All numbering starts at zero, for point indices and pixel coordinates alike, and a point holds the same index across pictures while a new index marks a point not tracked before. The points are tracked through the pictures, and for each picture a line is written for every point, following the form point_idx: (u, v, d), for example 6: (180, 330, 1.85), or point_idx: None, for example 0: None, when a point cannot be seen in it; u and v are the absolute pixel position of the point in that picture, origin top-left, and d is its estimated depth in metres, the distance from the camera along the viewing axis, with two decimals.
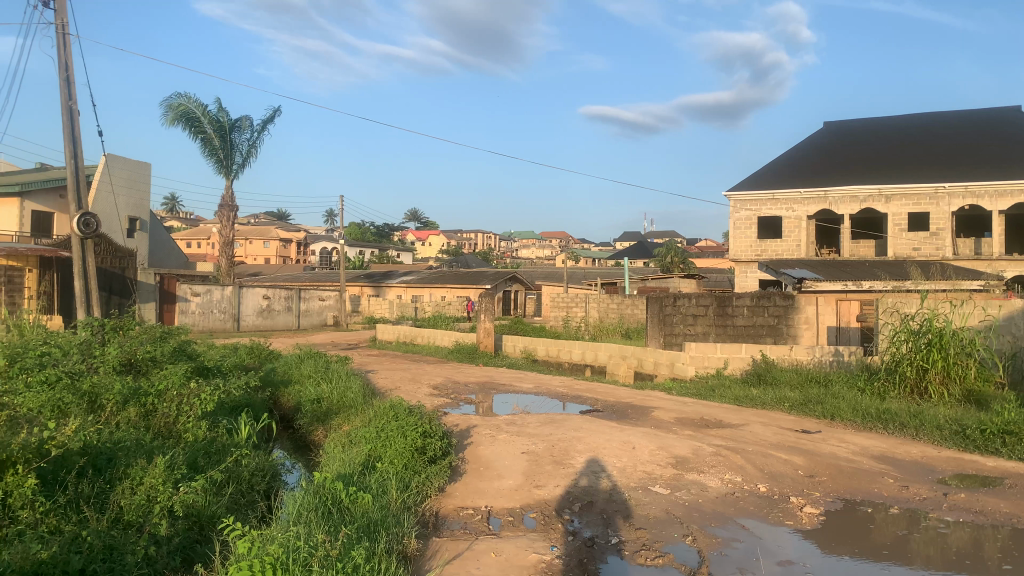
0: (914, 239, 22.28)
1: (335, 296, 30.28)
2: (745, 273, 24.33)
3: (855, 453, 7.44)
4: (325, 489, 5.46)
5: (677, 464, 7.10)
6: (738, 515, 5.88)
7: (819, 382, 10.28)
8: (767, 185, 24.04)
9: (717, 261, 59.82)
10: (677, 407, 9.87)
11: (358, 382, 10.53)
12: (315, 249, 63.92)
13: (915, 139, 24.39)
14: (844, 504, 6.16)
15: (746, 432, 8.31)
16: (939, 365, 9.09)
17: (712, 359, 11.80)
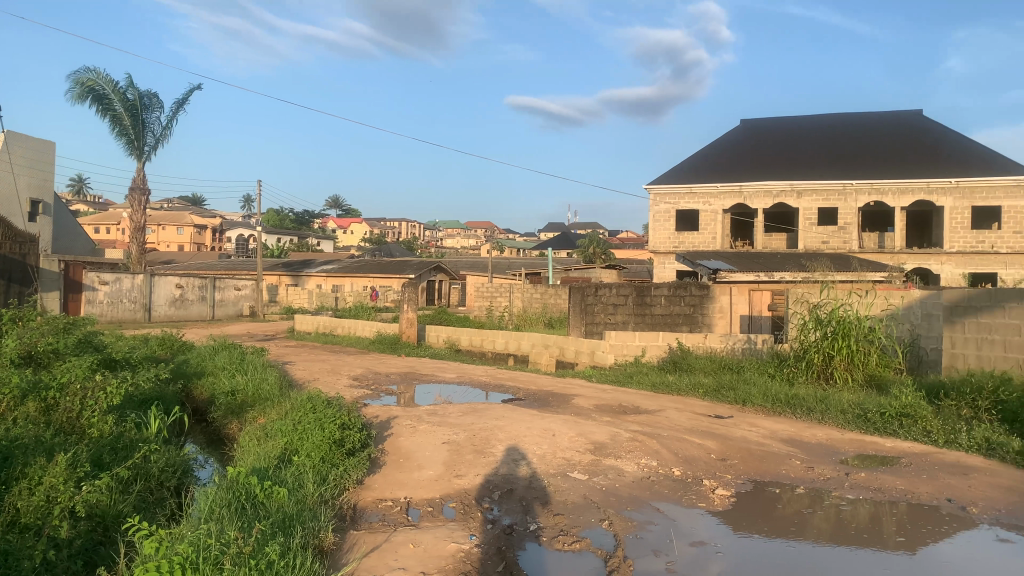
0: (823, 233, 23.24)
1: (250, 285, 29.48)
2: (664, 264, 24.94)
3: (765, 437, 7.74)
4: (239, 484, 5.34)
5: (595, 450, 7.24)
6: (654, 499, 6.04)
7: (732, 368, 10.65)
8: (685, 179, 24.62)
9: (636, 253, 61.06)
10: (596, 394, 10.05)
11: (274, 373, 10.30)
12: (231, 236, 62.10)
13: (825, 139, 25.44)
14: (753, 486, 6.40)
15: (662, 418, 8.53)
16: (844, 352, 9.55)
17: (631, 347, 12.08)
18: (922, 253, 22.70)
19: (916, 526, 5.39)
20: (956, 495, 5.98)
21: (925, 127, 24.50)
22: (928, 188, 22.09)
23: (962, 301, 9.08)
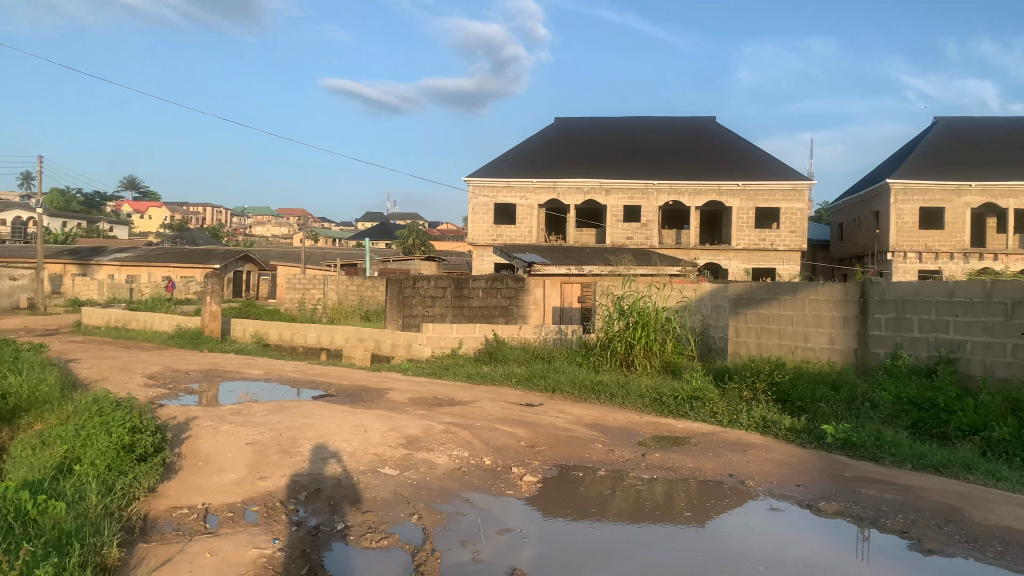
0: (628, 230, 24.71)
1: (28, 275, 26.53)
2: (482, 257, 25.45)
3: (572, 422, 8.14)
4: (6, 500, 4.82)
5: (407, 444, 7.27)
6: (464, 490, 6.17)
7: (543, 357, 11.06)
8: (502, 174, 25.17)
9: (454, 245, 61.70)
10: (411, 387, 10.07)
11: (54, 373, 9.37)
12: (6, 218, 55.45)
13: (631, 140, 27.02)
14: (559, 471, 6.69)
15: (475, 409, 8.72)
16: (643, 341, 10.21)
17: (448, 339, 12.16)
18: (713, 251, 24.78)
19: (704, 500, 5.63)
20: (738, 471, 6.09)
21: (717, 134, 26.77)
22: (719, 190, 24.23)
23: (745, 294, 9.29)
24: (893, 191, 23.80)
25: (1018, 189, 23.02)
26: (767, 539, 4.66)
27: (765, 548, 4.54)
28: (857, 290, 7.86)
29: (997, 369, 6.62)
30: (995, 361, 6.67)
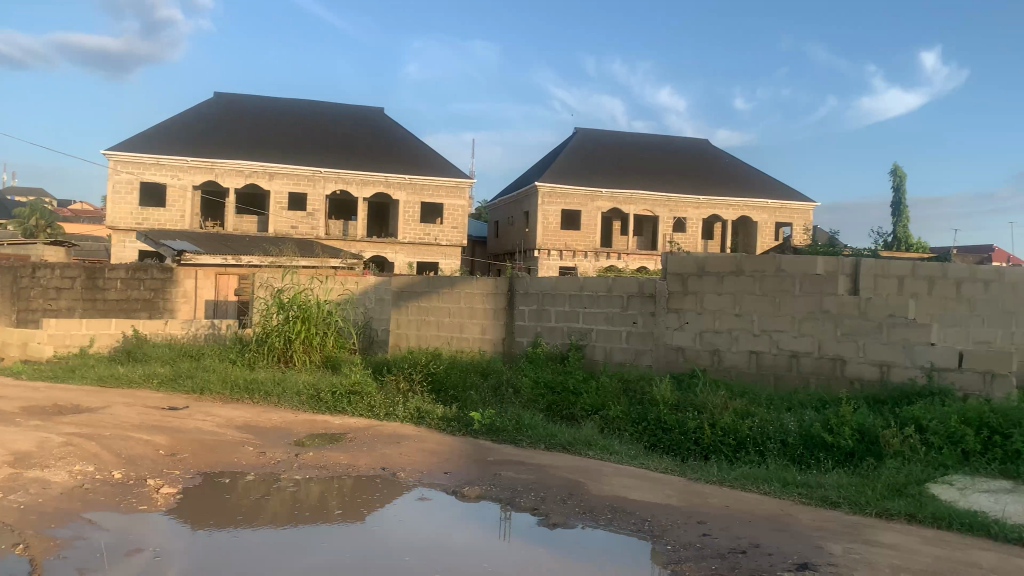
0: (293, 218, 24.08)
1: None
2: (124, 243, 22.97)
3: (219, 425, 7.18)
4: None
5: (15, 462, 6.00)
6: (86, 510, 5.02)
7: (192, 355, 10.20)
8: (150, 149, 22.77)
9: (96, 228, 54.66)
10: (23, 394, 8.58)
11: None
12: None
13: (297, 124, 26.18)
14: (203, 479, 5.66)
15: (106, 415, 7.68)
16: (303, 335, 9.53)
17: (75, 336, 10.68)
18: (379, 244, 25.15)
19: (359, 496, 5.03)
20: (392, 462, 5.64)
21: (385, 127, 27.20)
22: (386, 182, 24.60)
23: (406, 285, 9.00)
24: (541, 194, 26.15)
25: (636, 198, 26.72)
26: (415, 531, 4.34)
27: (411, 540, 4.22)
28: (505, 285, 8.27)
29: (614, 355, 7.31)
30: (614, 347, 7.35)
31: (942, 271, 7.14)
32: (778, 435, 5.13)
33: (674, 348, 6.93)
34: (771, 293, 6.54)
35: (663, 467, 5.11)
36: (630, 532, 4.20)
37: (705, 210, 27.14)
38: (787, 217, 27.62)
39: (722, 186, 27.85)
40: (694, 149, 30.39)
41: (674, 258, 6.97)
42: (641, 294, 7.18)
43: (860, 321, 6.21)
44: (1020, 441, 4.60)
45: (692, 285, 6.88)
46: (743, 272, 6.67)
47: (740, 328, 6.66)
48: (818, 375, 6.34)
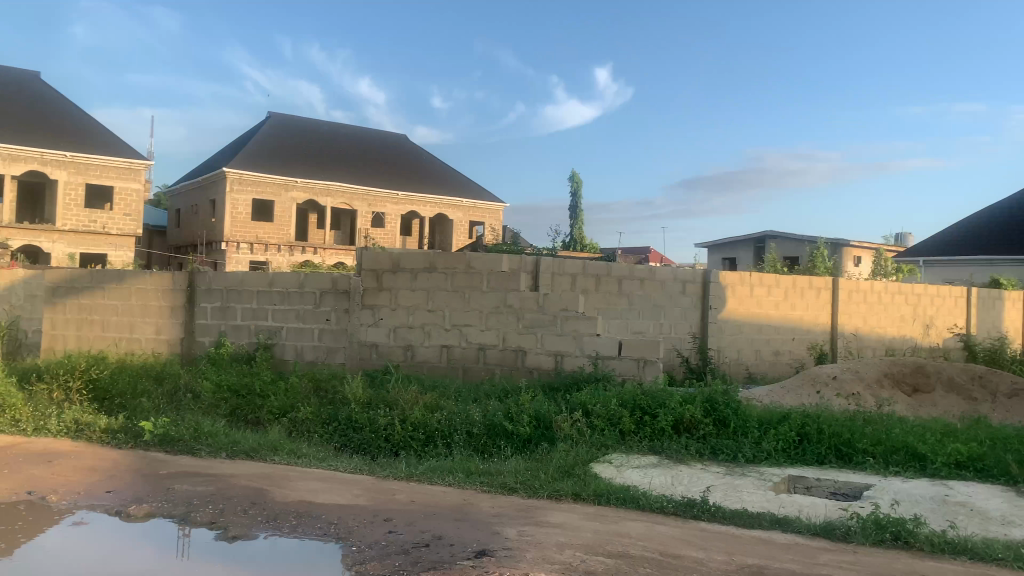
0: None
1: None
2: None
3: None
4: None
5: None
6: None
7: None
8: None
9: None
10: None
11: None
12: None
13: None
14: None
15: None
16: None
17: None
18: (32, 229, 22.05)
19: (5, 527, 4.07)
20: (40, 487, 4.72)
21: (43, 92, 23.59)
22: (41, 159, 21.67)
23: (65, 280, 7.72)
24: (229, 180, 23.68)
25: (333, 189, 25.46)
26: (74, 560, 3.63)
27: (71, 570, 3.51)
28: (184, 280, 7.54)
29: (305, 353, 7.04)
30: (304, 345, 7.08)
31: (608, 270, 8.27)
32: (464, 427, 5.31)
33: (368, 344, 6.90)
34: (461, 289, 6.80)
35: (353, 467, 5.03)
36: (311, 537, 4.04)
37: (402, 206, 26.96)
38: (479, 216, 28.72)
39: (420, 183, 27.85)
40: (391, 140, 29.80)
41: (368, 254, 6.92)
42: (335, 291, 6.98)
43: (537, 314, 6.68)
44: (663, 420, 5.26)
45: (386, 281, 6.88)
46: (435, 269, 6.84)
47: (432, 323, 6.82)
48: (502, 365, 6.72)
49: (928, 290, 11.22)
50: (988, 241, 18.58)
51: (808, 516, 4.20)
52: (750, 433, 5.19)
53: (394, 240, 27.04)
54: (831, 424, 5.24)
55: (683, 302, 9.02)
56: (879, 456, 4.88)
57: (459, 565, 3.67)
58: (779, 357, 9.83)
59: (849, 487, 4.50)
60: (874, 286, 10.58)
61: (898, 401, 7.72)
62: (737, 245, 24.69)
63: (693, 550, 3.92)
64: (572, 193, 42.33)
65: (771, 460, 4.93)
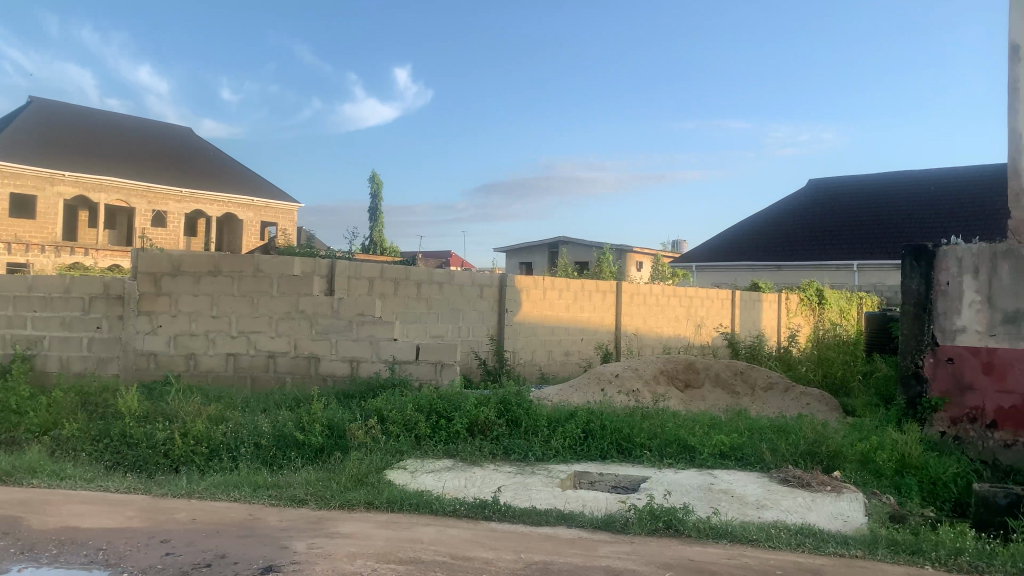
0: None
1: None
2: None
3: None
4: None
5: None
6: None
7: None
8: None
9: None
10: None
11: None
12: None
13: None
14: None
15: None
16: None
17: None
18: None
19: None
20: None
21: None
22: None
23: None
24: None
25: (105, 185, 22.04)
26: None
27: None
28: None
29: (72, 364, 6.54)
30: (71, 356, 6.58)
31: (405, 274, 8.39)
32: (250, 439, 5.30)
33: (145, 354, 6.64)
34: (249, 293, 6.78)
35: (125, 486, 4.69)
36: (76, 566, 3.39)
37: (187, 204, 23.87)
38: (271, 218, 26.15)
39: (207, 180, 24.88)
40: (175, 133, 26.49)
41: (144, 256, 6.64)
42: (106, 296, 6.58)
43: (332, 320, 6.84)
44: (459, 423, 5.64)
45: (166, 286, 6.66)
46: (220, 272, 6.76)
47: (217, 330, 6.74)
48: (293, 373, 6.81)
49: (700, 292, 12.68)
50: (751, 247, 20.52)
51: (591, 511, 4.39)
52: (538, 432, 5.69)
53: (179, 241, 23.90)
54: (612, 420, 5.85)
55: (481, 305, 9.27)
56: (655, 450, 5.49)
57: None
58: (569, 358, 10.41)
59: (627, 481, 5.00)
60: (651, 289, 11.69)
61: (671, 395, 8.48)
62: (534, 249, 25.73)
63: (484, 551, 3.71)
64: (372, 195, 42.15)
65: (559, 457, 5.43)
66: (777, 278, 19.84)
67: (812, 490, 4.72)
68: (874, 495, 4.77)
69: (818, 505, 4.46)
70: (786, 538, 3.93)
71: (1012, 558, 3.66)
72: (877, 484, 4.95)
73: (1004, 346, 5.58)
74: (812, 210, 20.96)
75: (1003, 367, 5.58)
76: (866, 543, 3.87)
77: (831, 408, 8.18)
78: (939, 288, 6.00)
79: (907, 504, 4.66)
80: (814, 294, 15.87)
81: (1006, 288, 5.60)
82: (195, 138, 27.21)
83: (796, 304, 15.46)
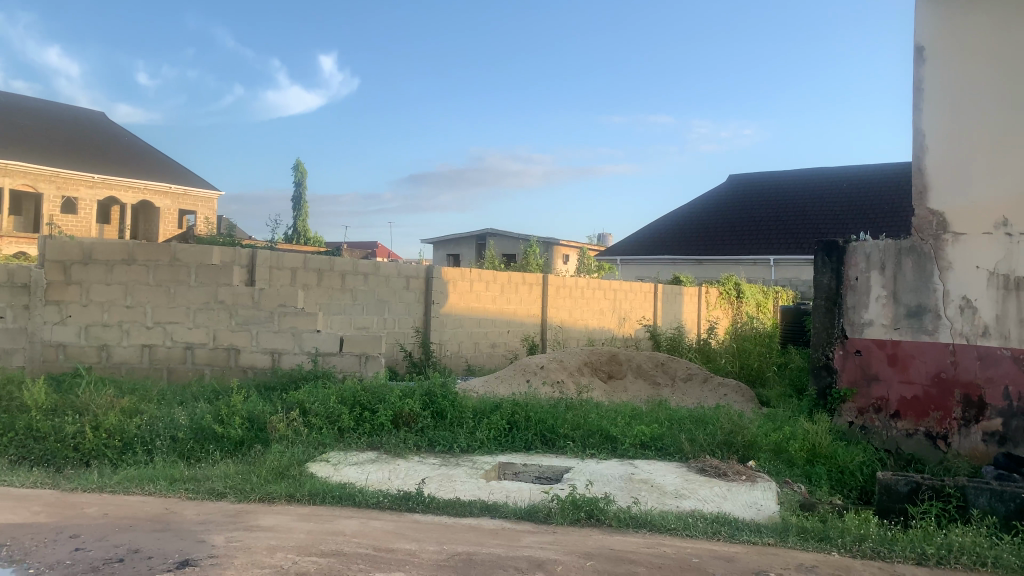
0: None
1: None
2: None
3: None
4: None
5: None
6: None
7: None
8: None
9: None
10: None
11: None
12: None
13: None
14: None
15: None
16: None
17: None
18: None
19: None
20: None
21: None
22: None
23: None
24: None
25: (12, 169, 20.98)
26: None
27: None
28: None
29: None
30: None
31: (329, 265, 8.29)
32: (167, 432, 5.15)
33: (53, 345, 6.39)
34: (165, 283, 6.58)
35: (32, 481, 4.49)
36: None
37: (100, 190, 22.89)
38: (190, 206, 25.30)
39: (119, 166, 23.85)
40: (85, 118, 25.37)
41: (54, 244, 6.39)
42: (11, 285, 6.28)
43: (252, 311, 6.70)
44: (383, 415, 5.62)
45: (76, 274, 6.41)
46: (134, 261, 6.52)
47: (131, 321, 6.52)
48: (212, 365, 6.63)
49: (624, 286, 12.91)
50: (673, 241, 21.01)
51: (515, 501, 4.43)
52: (464, 423, 5.71)
53: (90, 228, 22.89)
54: (537, 411, 5.92)
55: (407, 297, 9.23)
56: (579, 440, 5.58)
57: None
58: (495, 350, 10.46)
59: (551, 471, 5.08)
60: (577, 282, 11.82)
61: (594, 386, 8.64)
62: (461, 242, 25.71)
63: (407, 542, 3.70)
64: (295, 183, 41.31)
65: (484, 448, 5.46)
66: (697, 272, 20.32)
67: (728, 480, 4.88)
68: (786, 484, 4.98)
69: (733, 494, 4.61)
70: (702, 527, 4.05)
71: (911, 544, 3.86)
72: (790, 473, 5.15)
73: (907, 338, 5.87)
74: (731, 205, 21.57)
75: (906, 359, 5.88)
76: (777, 531, 4.03)
77: (746, 399, 8.47)
78: (848, 282, 6.29)
79: (817, 492, 4.87)
80: (733, 289, 16.35)
81: (909, 284, 5.87)
82: (107, 124, 26.12)
83: (715, 298, 15.97)
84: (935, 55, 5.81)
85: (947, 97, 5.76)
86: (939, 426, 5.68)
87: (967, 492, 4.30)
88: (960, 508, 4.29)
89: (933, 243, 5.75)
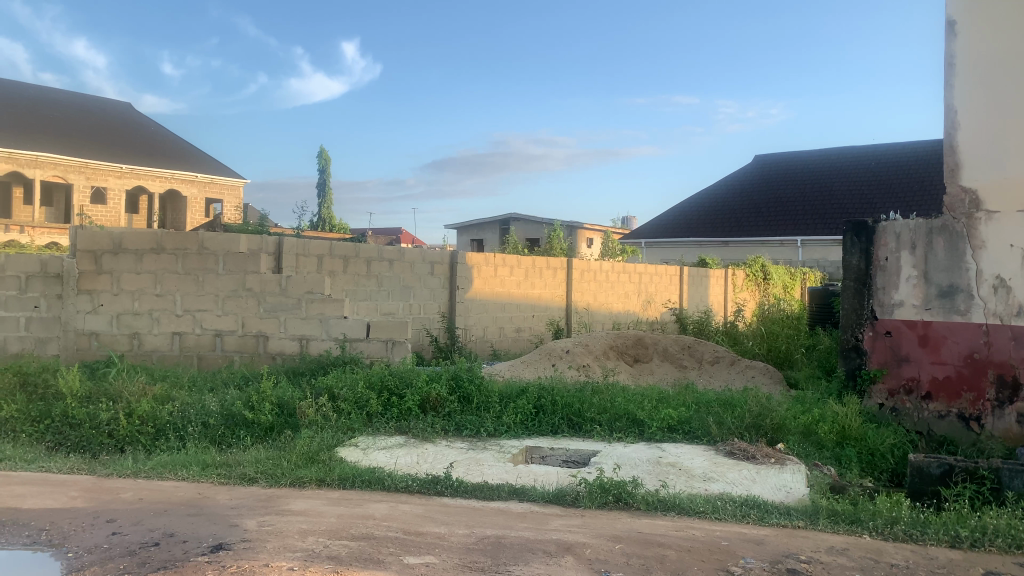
0: None
1: None
2: None
3: None
4: None
5: None
6: None
7: None
8: None
9: None
10: None
11: None
12: None
13: None
14: None
15: None
16: None
17: None
18: None
19: None
20: None
21: None
22: None
23: None
24: None
25: (43, 160, 21.37)
26: None
27: None
28: None
29: (8, 344, 6.31)
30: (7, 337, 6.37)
31: (355, 251, 8.33)
32: (199, 419, 5.23)
33: (86, 333, 6.50)
34: (194, 272, 6.66)
35: (69, 467, 4.59)
36: (20, 548, 3.30)
37: (127, 180, 23.19)
38: (216, 194, 25.50)
39: (146, 156, 24.12)
40: (111, 109, 25.65)
41: (84, 233, 6.48)
42: (44, 275, 6.38)
43: (279, 298, 6.77)
44: (410, 400, 5.65)
45: (107, 264, 6.50)
46: (163, 250, 6.61)
47: (161, 309, 6.61)
48: (241, 352, 6.70)
49: (649, 269, 12.84)
50: (698, 222, 20.90)
51: (542, 485, 4.44)
52: (491, 407, 5.74)
53: (120, 218, 23.16)
54: (564, 395, 5.93)
55: (432, 282, 9.25)
56: (606, 423, 5.59)
57: (193, 561, 3.17)
58: (520, 334, 10.48)
59: (579, 455, 5.07)
60: (601, 265, 11.78)
61: (620, 369, 8.63)
62: (485, 227, 25.76)
63: (436, 526, 3.73)
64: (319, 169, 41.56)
65: (510, 432, 5.50)
66: (723, 253, 20.18)
67: (757, 463, 4.85)
68: (816, 466, 4.94)
69: (762, 476, 4.59)
70: (731, 510, 4.03)
71: (944, 527, 3.81)
72: (819, 456, 5.11)
73: (939, 319, 5.78)
74: (756, 185, 21.38)
75: (937, 339, 5.79)
76: (807, 514, 3.99)
77: (774, 381, 8.39)
78: (879, 263, 6.25)
79: (847, 474, 4.84)
80: (760, 270, 16.30)
81: (940, 265, 5.77)
82: (133, 115, 26.39)
83: (742, 280, 15.84)
84: (967, 28, 5.69)
85: (978, 70, 5.64)
86: (972, 408, 5.58)
87: (1002, 474, 4.24)
88: (995, 490, 4.23)
89: (965, 222, 5.64)
